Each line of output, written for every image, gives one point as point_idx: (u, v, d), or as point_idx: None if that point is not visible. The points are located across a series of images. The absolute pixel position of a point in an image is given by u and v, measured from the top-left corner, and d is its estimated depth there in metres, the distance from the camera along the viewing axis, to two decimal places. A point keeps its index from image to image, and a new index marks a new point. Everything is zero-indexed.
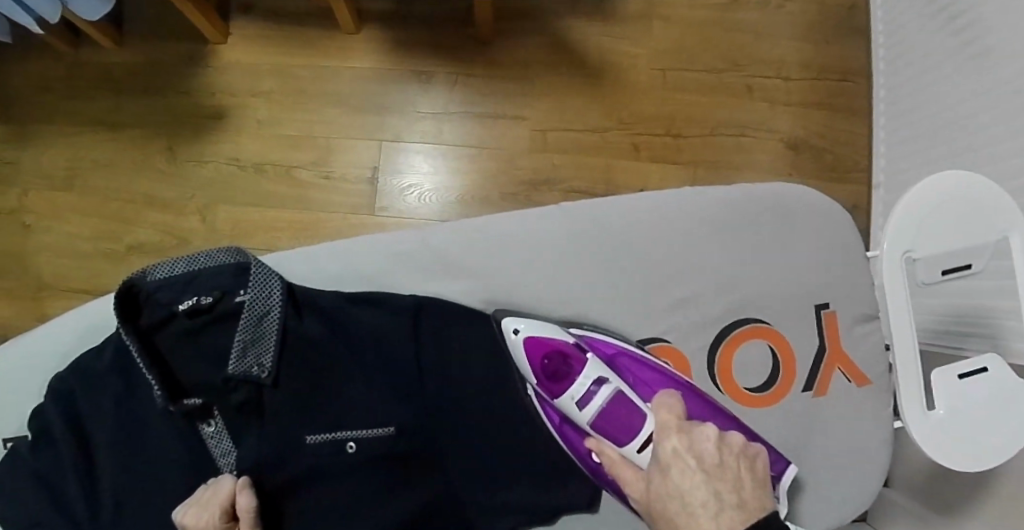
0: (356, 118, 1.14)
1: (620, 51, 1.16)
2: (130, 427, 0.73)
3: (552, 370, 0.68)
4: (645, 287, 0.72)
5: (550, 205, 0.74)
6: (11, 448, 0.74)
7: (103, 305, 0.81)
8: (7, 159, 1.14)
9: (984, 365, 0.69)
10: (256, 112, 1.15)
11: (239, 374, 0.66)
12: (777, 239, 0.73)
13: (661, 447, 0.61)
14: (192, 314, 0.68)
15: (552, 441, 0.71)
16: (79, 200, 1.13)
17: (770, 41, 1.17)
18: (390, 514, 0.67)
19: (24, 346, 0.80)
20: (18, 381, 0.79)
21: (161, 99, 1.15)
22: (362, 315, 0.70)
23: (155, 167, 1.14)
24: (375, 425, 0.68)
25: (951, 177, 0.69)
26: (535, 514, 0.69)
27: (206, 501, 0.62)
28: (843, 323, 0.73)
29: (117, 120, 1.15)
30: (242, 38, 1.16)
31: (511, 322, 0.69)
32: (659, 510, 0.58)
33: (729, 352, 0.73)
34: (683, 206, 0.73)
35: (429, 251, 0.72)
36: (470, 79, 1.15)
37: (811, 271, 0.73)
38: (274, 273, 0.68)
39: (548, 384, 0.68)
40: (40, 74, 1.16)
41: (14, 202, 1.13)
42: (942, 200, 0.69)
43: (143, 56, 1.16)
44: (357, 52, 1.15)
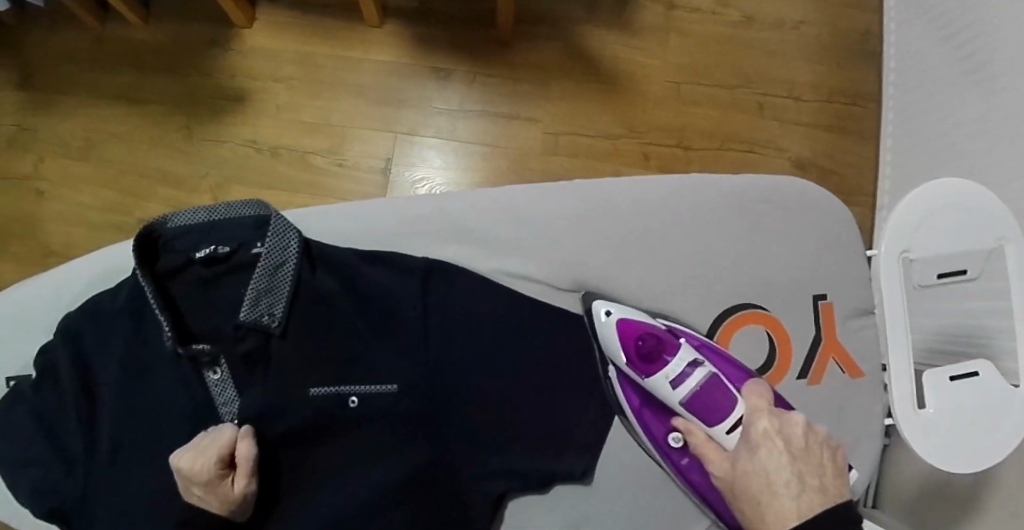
0: (375, 108, 1.17)
1: (634, 63, 1.19)
2: (134, 373, 0.75)
3: (646, 351, 0.67)
4: (655, 268, 0.72)
5: (564, 181, 0.75)
6: (19, 389, 0.78)
7: (108, 258, 0.83)
8: (24, 126, 1.17)
9: (976, 370, 0.71)
10: (276, 96, 1.17)
11: (250, 321, 0.67)
12: (782, 232, 0.75)
13: (751, 426, 0.60)
14: (210, 263, 0.71)
15: (555, 418, 0.68)
16: (93, 171, 1.16)
17: (783, 61, 1.20)
18: (384, 476, 0.67)
19: (30, 296, 0.83)
20: (23, 330, 0.82)
21: (183, 77, 1.18)
22: (374, 272, 0.69)
23: (171, 143, 1.16)
24: (379, 382, 0.67)
25: (942, 186, 0.73)
26: (527, 480, 0.67)
27: (208, 444, 0.63)
28: (839, 313, 0.74)
29: (135, 96, 1.18)
30: (267, 25, 1.19)
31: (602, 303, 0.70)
32: (743, 486, 0.58)
33: (726, 336, 0.73)
34: (696, 191, 0.74)
35: (445, 217, 0.72)
36: (486, 79, 1.18)
37: (815, 263, 0.74)
38: (293, 227, 0.69)
39: (639, 364, 0.67)
40: (63, 47, 1.19)
41: (28, 169, 1.15)
42: (937, 206, 0.73)
43: (167, 35, 1.19)
44: (377, 45, 1.19)
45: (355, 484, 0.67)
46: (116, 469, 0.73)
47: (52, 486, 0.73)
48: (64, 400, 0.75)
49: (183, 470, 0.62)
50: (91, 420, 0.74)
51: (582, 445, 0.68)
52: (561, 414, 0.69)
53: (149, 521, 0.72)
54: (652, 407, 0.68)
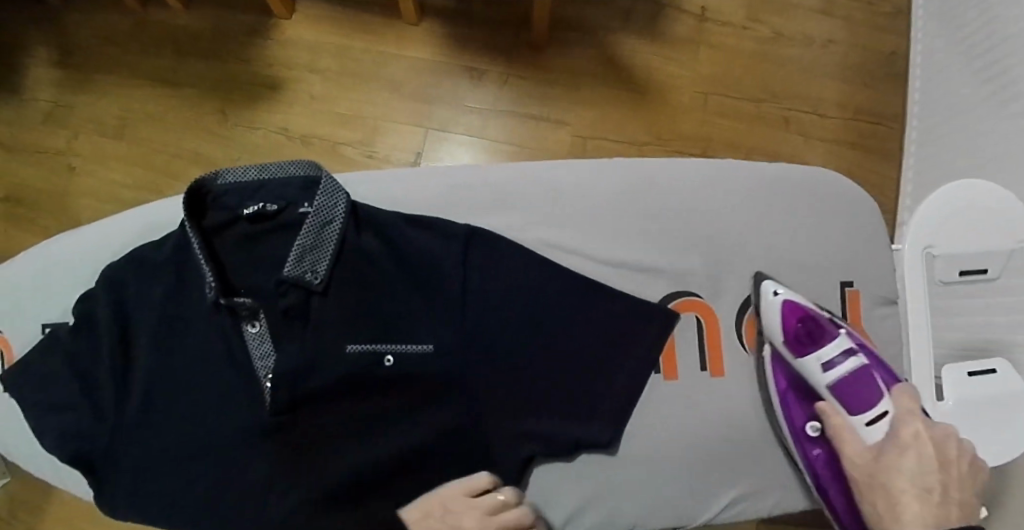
0: (408, 104, 1.21)
1: (662, 73, 1.22)
2: (172, 323, 0.77)
3: (805, 332, 0.66)
4: (689, 245, 0.72)
5: (605, 158, 0.75)
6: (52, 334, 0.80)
7: (140, 216, 0.86)
8: (63, 103, 1.22)
9: (994, 366, 0.72)
10: (310, 87, 1.21)
11: (293, 277, 0.69)
12: (822, 216, 0.73)
13: (901, 426, 0.60)
14: (257, 220, 0.73)
15: (581, 388, 0.68)
16: (125, 150, 1.21)
17: (809, 78, 1.22)
18: (414, 432, 0.70)
19: (68, 249, 0.88)
20: (60, 287, 0.86)
21: (220, 64, 1.22)
22: (417, 236, 0.70)
23: (205, 126, 1.21)
24: (414, 342, 0.69)
25: (957, 189, 0.76)
26: (555, 445, 0.68)
27: (468, 504, 0.65)
28: (865, 302, 0.72)
29: (173, 79, 1.22)
30: (305, 17, 1.22)
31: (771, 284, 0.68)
32: (875, 477, 0.59)
33: (754, 319, 0.71)
34: (744, 173, 0.74)
35: (488, 186, 0.74)
36: (517, 81, 1.21)
37: (846, 246, 0.73)
38: (341, 188, 0.71)
39: (796, 343, 0.66)
40: (105, 28, 1.23)
41: (63, 144, 1.21)
42: (958, 206, 0.75)
43: (207, 22, 1.23)
44: (412, 43, 1.22)
45: (382, 438, 0.71)
46: (146, 415, 0.76)
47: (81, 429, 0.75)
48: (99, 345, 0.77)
49: (443, 522, 0.65)
50: (125, 369, 0.77)
51: (611, 415, 0.68)
52: (594, 384, 0.68)
53: (171, 467, 0.75)
54: (794, 390, 0.68)
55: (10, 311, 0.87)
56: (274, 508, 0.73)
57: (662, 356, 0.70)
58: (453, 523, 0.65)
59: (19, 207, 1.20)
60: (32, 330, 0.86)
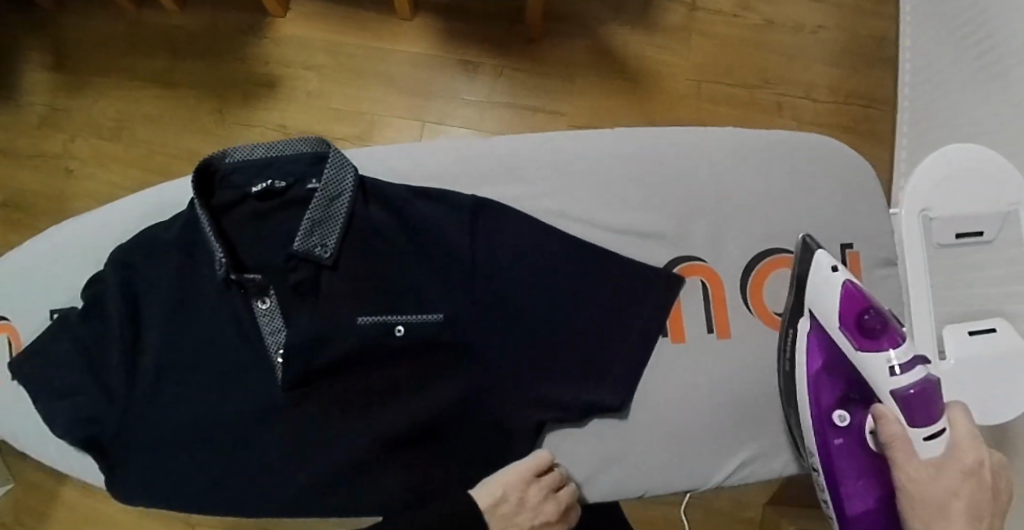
0: (405, 98, 1.22)
1: (655, 62, 1.23)
2: (181, 301, 0.77)
3: (871, 325, 0.56)
4: (694, 211, 0.73)
5: (609, 129, 0.77)
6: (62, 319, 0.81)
7: (145, 201, 0.87)
8: (59, 107, 1.24)
9: (993, 326, 0.74)
10: (306, 83, 1.22)
11: (302, 250, 0.70)
12: (822, 180, 0.74)
13: (961, 451, 0.53)
14: (265, 197, 0.74)
15: (590, 355, 0.69)
16: (122, 151, 1.23)
17: (801, 64, 1.24)
18: (422, 405, 0.71)
19: (70, 237, 0.88)
20: (63, 275, 0.87)
21: (216, 63, 1.23)
22: (425, 208, 0.71)
23: (202, 125, 1.22)
24: (424, 311, 0.70)
25: (952, 152, 0.77)
26: (566, 410, 0.69)
27: (539, 484, 0.65)
28: (866, 263, 0.73)
29: (169, 79, 1.23)
30: (299, 15, 1.23)
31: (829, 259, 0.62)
32: (931, 500, 0.52)
33: (759, 281, 0.72)
34: (745, 141, 0.75)
35: (494, 157, 0.75)
36: (511, 73, 1.22)
37: (847, 211, 0.74)
38: (350, 162, 0.72)
39: (857, 336, 0.57)
40: (100, 30, 1.25)
41: (60, 147, 1.23)
42: (954, 169, 0.77)
43: (202, 22, 1.24)
44: (408, 37, 1.23)
45: (393, 411, 0.72)
46: (155, 397, 0.77)
47: (90, 413, 0.77)
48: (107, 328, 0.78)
49: (516, 505, 0.63)
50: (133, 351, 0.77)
51: (619, 380, 0.69)
52: (600, 352, 0.69)
53: (180, 447, 0.76)
54: (832, 375, 0.62)
55: (15, 302, 0.88)
56: (285, 487, 0.74)
57: (668, 319, 0.71)
58: (525, 504, 0.64)
59: (19, 211, 1.22)
60: (36, 320, 0.87)
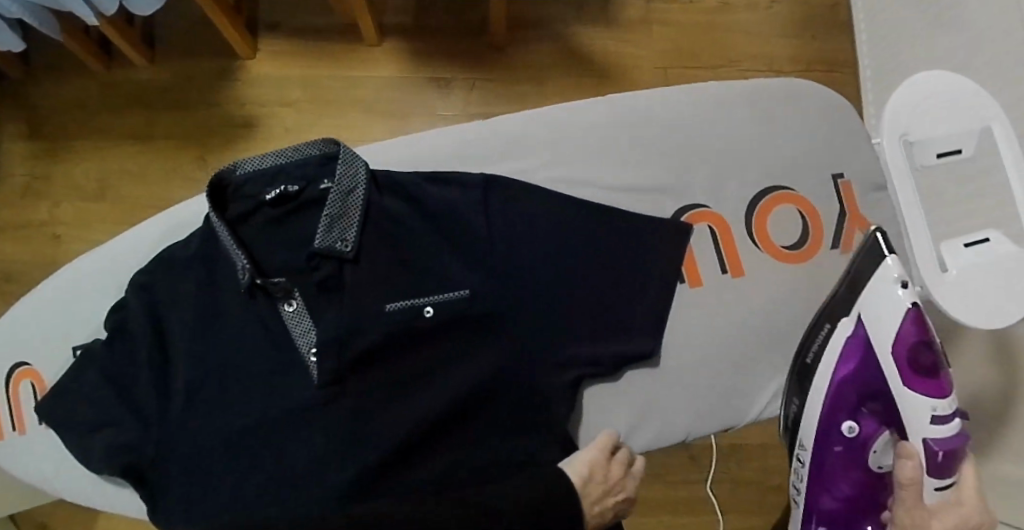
0: (384, 122, 1.25)
1: (620, 55, 1.28)
2: (206, 316, 0.78)
3: (925, 367, 0.57)
4: (689, 162, 0.77)
5: (600, 96, 0.81)
6: (86, 351, 0.81)
7: (153, 233, 0.88)
8: (40, 175, 1.25)
9: (988, 237, 0.77)
10: (283, 119, 1.25)
11: (324, 247, 0.72)
12: (800, 118, 0.79)
13: (958, 504, 0.60)
14: (279, 203, 0.76)
15: (613, 312, 0.72)
16: (108, 209, 1.24)
17: (760, 40, 1.29)
18: (447, 401, 0.71)
19: (78, 283, 0.89)
20: (79, 319, 0.88)
21: (192, 112, 1.26)
22: (438, 191, 0.75)
23: (186, 174, 1.24)
24: (449, 290, 0.72)
25: (920, 79, 0.82)
26: (602, 363, 0.72)
27: (615, 462, 0.70)
28: (859, 191, 0.78)
29: (148, 134, 1.26)
30: (269, 55, 1.26)
31: (897, 268, 0.59)
32: None
33: (763, 218, 0.76)
34: (727, 91, 0.80)
35: (497, 135, 0.79)
36: (484, 83, 1.26)
37: (828, 144, 0.79)
38: (360, 158, 0.74)
39: (911, 377, 0.58)
40: (75, 94, 1.27)
41: (46, 215, 1.24)
42: (924, 94, 0.81)
43: (173, 73, 1.27)
44: (378, 62, 1.26)
45: (424, 401, 0.72)
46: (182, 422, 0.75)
47: (127, 441, 0.75)
48: (133, 355, 0.78)
49: (602, 485, 0.67)
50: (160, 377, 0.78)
51: (642, 333, 0.72)
52: (619, 314, 0.72)
53: (209, 469, 0.74)
54: (857, 388, 0.63)
55: (30, 356, 0.89)
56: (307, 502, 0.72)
57: (684, 267, 0.75)
58: (609, 483, 0.68)
59: (10, 283, 1.23)
60: (56, 366, 0.88)
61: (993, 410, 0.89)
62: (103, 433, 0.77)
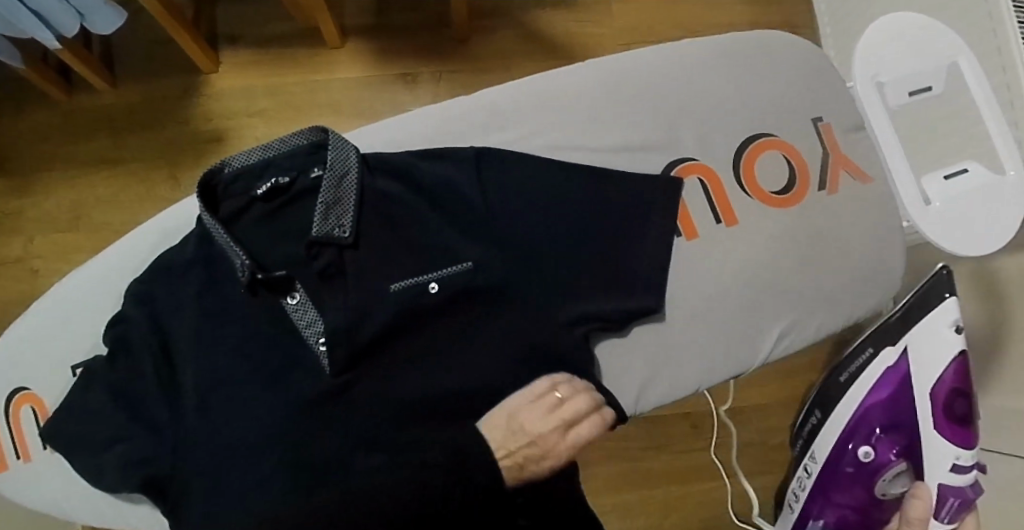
0: (356, 121, 1.24)
1: (584, 35, 1.28)
2: (205, 320, 0.76)
3: (958, 413, 0.75)
4: (673, 120, 0.80)
5: (577, 64, 0.84)
6: (87, 368, 0.80)
7: (141, 247, 0.87)
8: (10, 210, 1.22)
9: (966, 167, 0.80)
10: (255, 130, 1.23)
11: (323, 234, 0.72)
12: (772, 68, 0.83)
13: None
14: (271, 197, 0.76)
15: (613, 275, 0.74)
16: (86, 238, 1.22)
17: (719, 8, 1.30)
18: (466, 376, 0.73)
19: (67, 307, 0.88)
20: (72, 341, 0.87)
21: (162, 131, 1.24)
22: (431, 167, 0.75)
23: (162, 195, 1.22)
24: (452, 263, 0.73)
25: (886, 22, 0.83)
26: (610, 319, 0.73)
27: (534, 405, 0.67)
28: (837, 131, 0.82)
29: (119, 158, 1.23)
30: (232, 66, 1.24)
31: (953, 316, 0.76)
32: None
33: (751, 165, 0.79)
34: (699, 49, 0.83)
35: (483, 108, 0.81)
36: (451, 75, 1.25)
37: (801, 92, 0.82)
38: (349, 141, 0.75)
39: (943, 420, 0.76)
40: (38, 124, 1.24)
41: (21, 250, 1.22)
42: (891, 36, 0.83)
43: (138, 94, 1.24)
44: (342, 64, 1.25)
45: (434, 387, 0.73)
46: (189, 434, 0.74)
47: (141, 455, 0.74)
48: (134, 373, 0.77)
49: (518, 432, 0.65)
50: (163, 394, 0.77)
51: (643, 297, 0.73)
52: (619, 276, 0.74)
53: None
54: (881, 413, 0.83)
55: (21, 387, 0.87)
56: None
57: (679, 220, 0.77)
58: (526, 431, 0.65)
59: None
60: (51, 393, 0.86)
61: (984, 345, 0.93)
62: (111, 455, 0.76)
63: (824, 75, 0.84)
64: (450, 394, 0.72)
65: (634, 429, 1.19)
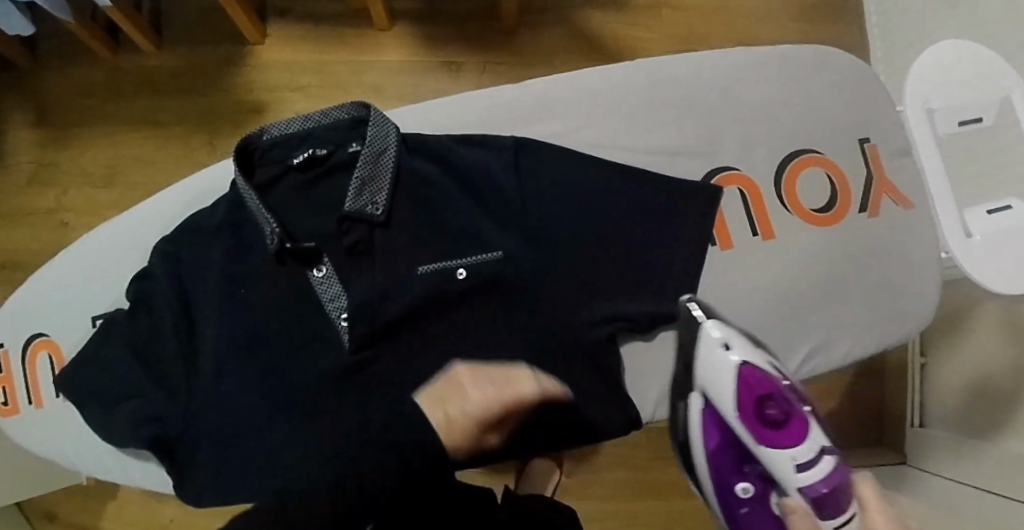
0: (396, 104, 1.24)
1: (630, 37, 1.26)
2: (230, 283, 0.76)
3: (771, 415, 0.63)
4: (718, 130, 0.79)
5: (626, 63, 0.83)
6: (109, 320, 0.81)
7: (172, 207, 0.88)
8: (48, 161, 1.25)
9: (1009, 204, 0.78)
10: (294, 104, 1.24)
11: (355, 210, 0.72)
12: (823, 87, 0.81)
13: None
14: (307, 167, 0.77)
15: (641, 278, 0.73)
16: (118, 195, 1.24)
17: (768, 22, 1.28)
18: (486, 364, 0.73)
19: (94, 260, 0.89)
20: (96, 294, 0.88)
21: (202, 97, 1.25)
22: (470, 153, 0.75)
23: (196, 159, 1.24)
24: (484, 251, 0.73)
25: (940, 50, 0.79)
26: (637, 321, 0.72)
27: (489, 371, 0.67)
28: (884, 154, 0.80)
29: (157, 120, 1.25)
30: (278, 39, 1.25)
31: (717, 335, 0.68)
32: None
33: (792, 181, 0.78)
34: (751, 60, 0.82)
35: (526, 98, 0.80)
36: (494, 67, 1.25)
37: (851, 114, 0.81)
38: (390, 120, 0.75)
39: (760, 429, 0.63)
40: (82, 79, 1.26)
41: (54, 201, 1.24)
42: (943, 65, 0.78)
43: (182, 58, 1.26)
44: (387, 47, 1.25)
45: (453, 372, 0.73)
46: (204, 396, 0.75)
47: (154, 411, 0.76)
48: (155, 330, 0.78)
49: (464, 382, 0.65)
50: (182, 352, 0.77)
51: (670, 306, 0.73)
52: (648, 281, 0.73)
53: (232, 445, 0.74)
54: (730, 453, 0.70)
55: (44, 335, 0.88)
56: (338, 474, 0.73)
57: (715, 229, 0.77)
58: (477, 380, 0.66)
59: (20, 268, 1.23)
60: (71, 343, 0.87)
61: (1007, 386, 0.93)
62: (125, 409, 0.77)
63: (877, 98, 0.82)
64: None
65: (642, 435, 1.18)
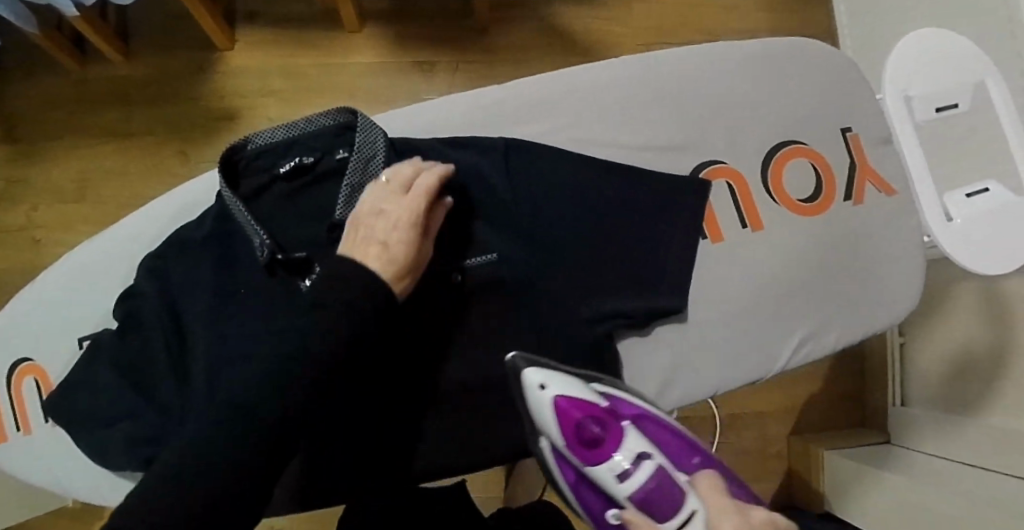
0: (373, 106, 1.23)
1: (604, 32, 1.27)
2: (219, 296, 0.75)
3: (587, 436, 0.65)
4: (701, 123, 0.80)
5: (609, 60, 0.83)
6: (95, 341, 0.79)
7: (155, 222, 0.86)
8: (16, 177, 1.21)
9: (986, 186, 0.79)
10: (267, 110, 1.22)
11: (346, 218, 0.71)
12: (801, 78, 0.82)
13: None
14: (294, 176, 0.76)
15: (632, 273, 0.73)
16: (90, 210, 1.21)
17: (739, 14, 1.29)
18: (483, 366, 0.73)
19: (74, 279, 0.87)
20: (78, 313, 0.86)
21: (174, 106, 1.23)
22: (460, 155, 0.75)
23: (170, 170, 1.21)
24: (478, 253, 0.72)
25: (920, 36, 0.80)
26: (633, 317, 0.73)
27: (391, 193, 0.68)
28: (866, 143, 0.81)
29: (129, 131, 1.22)
30: (248, 44, 1.23)
31: (535, 377, 0.66)
32: None
33: (779, 172, 0.79)
34: (730, 53, 0.82)
35: (512, 98, 0.80)
36: (469, 65, 1.24)
37: (828, 103, 0.82)
38: (377, 126, 0.74)
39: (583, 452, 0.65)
40: (48, 92, 1.23)
41: (23, 219, 1.21)
42: (924, 51, 0.79)
43: (152, 67, 1.23)
44: (361, 48, 1.24)
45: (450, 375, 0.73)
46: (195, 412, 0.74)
47: (144, 430, 0.74)
48: (143, 348, 0.76)
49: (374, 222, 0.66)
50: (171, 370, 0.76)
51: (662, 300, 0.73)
52: (639, 277, 0.74)
53: None
54: (587, 486, 0.69)
55: (24, 359, 0.86)
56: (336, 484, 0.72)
57: (705, 222, 0.77)
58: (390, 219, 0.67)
59: None
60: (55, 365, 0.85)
61: (985, 363, 0.95)
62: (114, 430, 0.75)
63: (854, 86, 0.84)
64: (461, 381, 0.73)
65: None
